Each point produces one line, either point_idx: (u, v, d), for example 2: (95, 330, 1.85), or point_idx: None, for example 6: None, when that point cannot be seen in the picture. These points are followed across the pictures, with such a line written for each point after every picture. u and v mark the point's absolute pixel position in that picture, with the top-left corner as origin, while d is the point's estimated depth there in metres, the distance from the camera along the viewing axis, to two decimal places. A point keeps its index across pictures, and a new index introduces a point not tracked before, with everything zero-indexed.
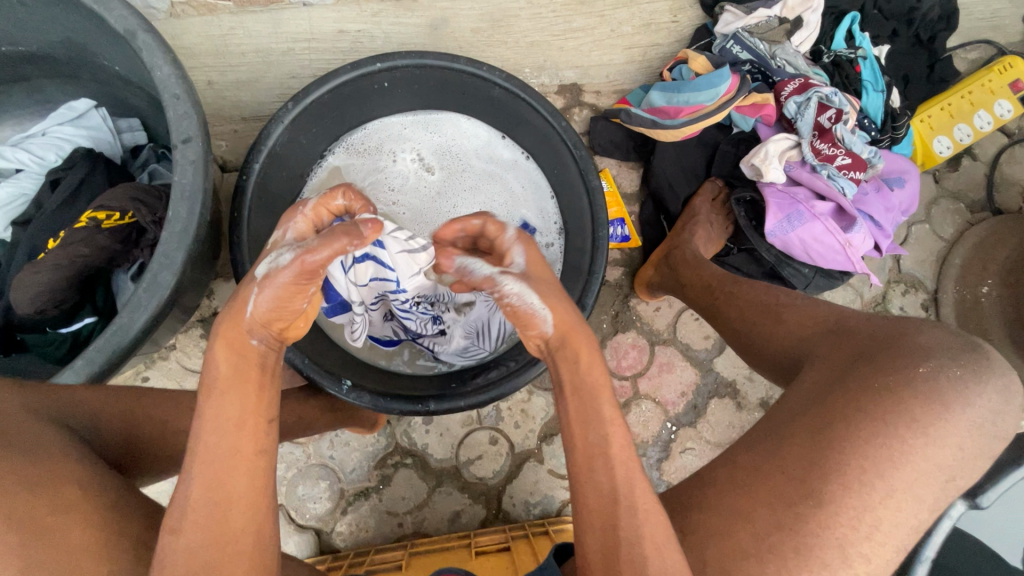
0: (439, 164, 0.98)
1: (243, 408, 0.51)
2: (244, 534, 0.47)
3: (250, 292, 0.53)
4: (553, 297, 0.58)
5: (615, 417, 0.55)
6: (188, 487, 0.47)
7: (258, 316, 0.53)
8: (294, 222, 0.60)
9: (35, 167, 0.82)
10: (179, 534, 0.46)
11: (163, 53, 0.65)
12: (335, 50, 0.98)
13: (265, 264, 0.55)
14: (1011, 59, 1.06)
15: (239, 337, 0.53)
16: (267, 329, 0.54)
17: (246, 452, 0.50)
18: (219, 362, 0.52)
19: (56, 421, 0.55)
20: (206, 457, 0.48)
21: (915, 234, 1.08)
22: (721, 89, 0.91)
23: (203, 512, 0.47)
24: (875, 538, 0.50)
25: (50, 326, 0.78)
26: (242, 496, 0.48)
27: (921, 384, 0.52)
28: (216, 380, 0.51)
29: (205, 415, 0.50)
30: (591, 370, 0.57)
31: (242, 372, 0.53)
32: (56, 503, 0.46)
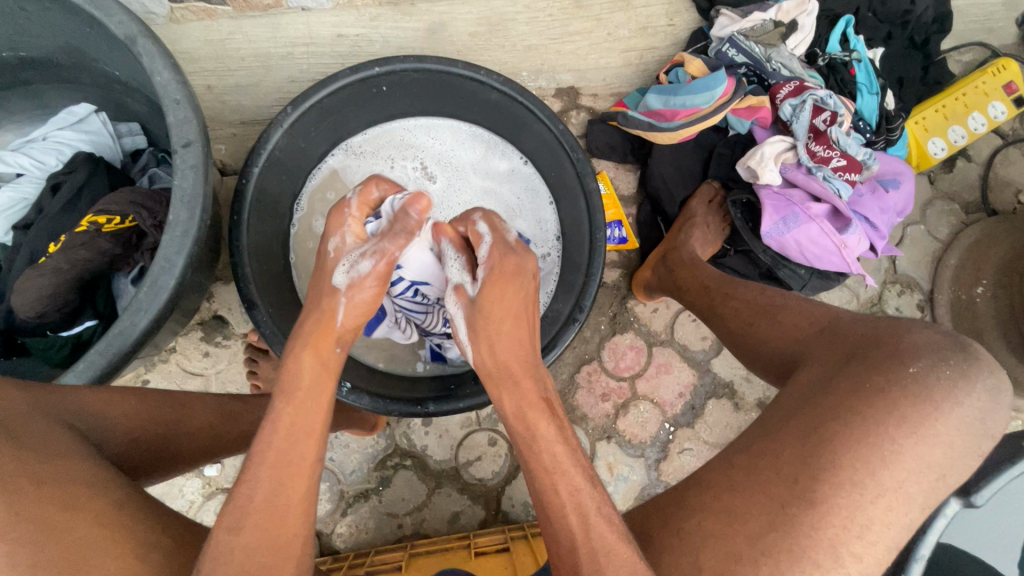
0: (438, 174, 0.98)
1: (318, 415, 0.54)
2: (297, 538, 0.49)
3: (337, 304, 0.61)
4: (489, 340, 0.60)
5: (561, 466, 0.53)
6: (252, 488, 0.49)
7: (345, 323, 0.62)
8: (347, 224, 0.64)
9: (37, 172, 0.82)
10: (237, 534, 0.47)
11: (163, 59, 0.65)
12: (334, 54, 0.99)
13: (342, 273, 0.62)
14: (1005, 61, 1.07)
15: (326, 348, 0.59)
16: (350, 337, 0.62)
17: (307, 460, 0.51)
18: (303, 369, 0.57)
19: (62, 421, 0.55)
20: (277, 459, 0.50)
21: (910, 235, 1.09)
22: (717, 92, 0.92)
23: (261, 513, 0.48)
24: (867, 537, 0.51)
25: (51, 329, 0.78)
26: (300, 501, 0.50)
27: (911, 384, 0.53)
28: (298, 386, 0.55)
29: (282, 418, 0.52)
30: (538, 419, 0.56)
31: (319, 379, 0.57)
32: (62, 503, 0.46)
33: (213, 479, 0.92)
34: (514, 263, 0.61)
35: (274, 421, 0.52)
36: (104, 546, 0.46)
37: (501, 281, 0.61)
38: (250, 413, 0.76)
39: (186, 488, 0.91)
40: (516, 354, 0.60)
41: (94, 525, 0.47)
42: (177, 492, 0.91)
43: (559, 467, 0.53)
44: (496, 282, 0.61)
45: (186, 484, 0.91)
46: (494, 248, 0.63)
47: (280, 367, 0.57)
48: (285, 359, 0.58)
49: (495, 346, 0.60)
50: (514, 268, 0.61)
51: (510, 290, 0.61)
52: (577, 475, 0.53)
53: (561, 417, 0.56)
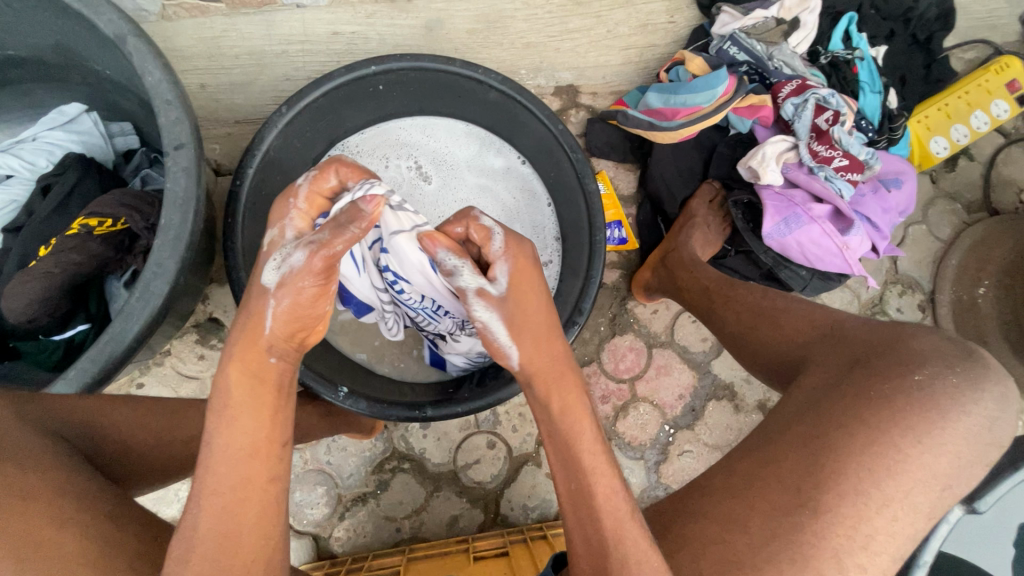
0: (432, 174, 0.96)
1: (257, 433, 0.50)
2: (256, 565, 0.48)
3: (266, 305, 0.53)
4: (529, 337, 0.57)
5: (599, 468, 0.53)
6: (196, 516, 0.47)
7: (277, 331, 0.53)
8: (290, 214, 0.57)
9: (27, 173, 0.81)
10: (185, 565, 0.46)
11: (155, 59, 0.64)
12: (329, 51, 0.97)
13: (271, 270, 0.54)
14: (1008, 59, 1.06)
15: (257, 359, 0.53)
16: (289, 345, 0.55)
17: (257, 480, 0.49)
18: (231, 384, 0.52)
19: (50, 431, 0.54)
20: (215, 486, 0.48)
21: (911, 235, 1.08)
22: (718, 91, 0.91)
23: (211, 544, 0.46)
24: (872, 547, 0.50)
25: (42, 333, 0.77)
26: (253, 527, 0.48)
27: (917, 392, 0.52)
28: (228, 403, 0.51)
29: (215, 440, 0.50)
30: (580, 420, 0.56)
31: (257, 395, 0.52)
32: (50, 517, 0.45)
33: None
34: (530, 251, 0.61)
35: (207, 444, 0.50)
36: (94, 561, 0.45)
37: (523, 272, 0.59)
38: None
39: (181, 493, 0.90)
40: (553, 349, 0.58)
41: (83, 540, 0.45)
42: (172, 497, 0.90)
43: (601, 473, 0.53)
44: (517, 273, 0.59)
45: (182, 488, 0.90)
46: (507, 239, 0.59)
47: (213, 379, 0.53)
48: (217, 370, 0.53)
49: (537, 342, 0.58)
50: (532, 256, 0.61)
51: (527, 274, 0.59)
52: (615, 494, 0.53)
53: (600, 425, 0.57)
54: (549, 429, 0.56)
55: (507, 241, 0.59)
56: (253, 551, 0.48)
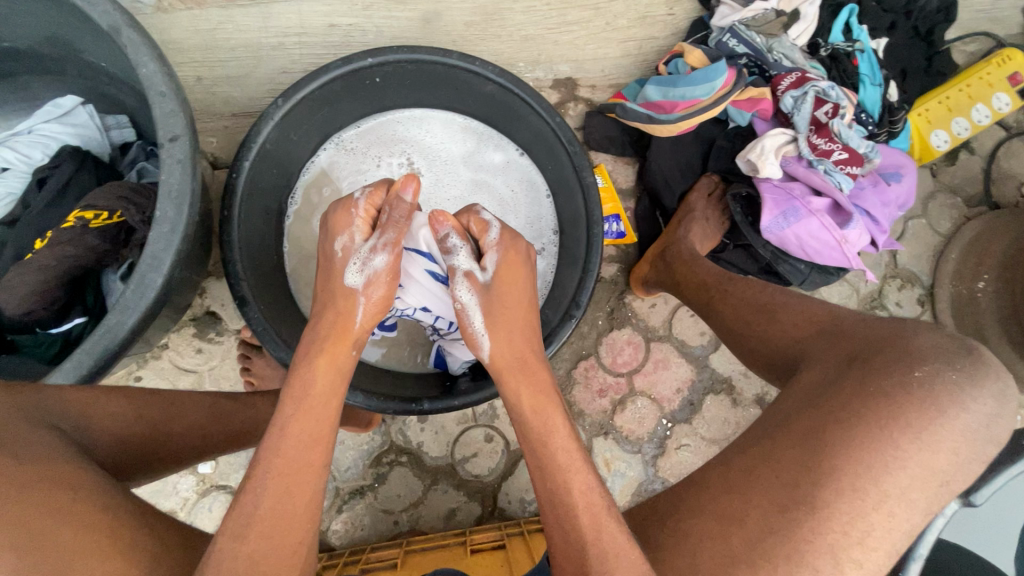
0: (422, 170, 0.97)
1: (325, 425, 0.54)
2: (302, 546, 0.49)
3: (355, 306, 0.64)
4: (511, 329, 0.64)
5: (574, 464, 0.54)
6: (258, 496, 0.48)
7: (361, 327, 0.64)
8: (355, 223, 0.66)
9: (22, 166, 0.80)
10: (243, 541, 0.46)
11: (148, 50, 0.64)
12: (326, 44, 0.97)
13: (354, 272, 0.65)
14: (1011, 51, 1.05)
15: (340, 353, 0.61)
16: (359, 344, 0.65)
17: (316, 468, 0.52)
18: (315, 373, 0.57)
19: (47, 423, 0.54)
20: (281, 469, 0.50)
21: (911, 229, 1.08)
22: (717, 83, 0.91)
23: (267, 523, 0.47)
24: (867, 542, 0.50)
25: (39, 326, 0.77)
26: (304, 512, 0.50)
27: (917, 388, 0.52)
28: (313, 390, 0.56)
29: (289, 425, 0.53)
30: (546, 406, 0.59)
31: (333, 387, 0.57)
32: (44, 509, 0.45)
33: (206, 479, 0.91)
34: (523, 246, 0.67)
35: (282, 428, 0.52)
36: (90, 551, 0.45)
37: (511, 268, 0.66)
38: (241, 413, 0.74)
39: (180, 485, 0.90)
40: (528, 341, 0.64)
41: (80, 529, 0.46)
42: (170, 490, 0.91)
43: (574, 465, 0.54)
44: (505, 265, 0.66)
45: (180, 481, 0.90)
46: (504, 233, 0.66)
47: (296, 374, 0.58)
48: (300, 362, 0.59)
49: (512, 335, 0.64)
50: (522, 250, 0.68)
51: (514, 265, 0.66)
52: (589, 473, 0.54)
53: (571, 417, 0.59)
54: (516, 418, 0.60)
55: (501, 234, 0.66)
56: (298, 538, 0.49)
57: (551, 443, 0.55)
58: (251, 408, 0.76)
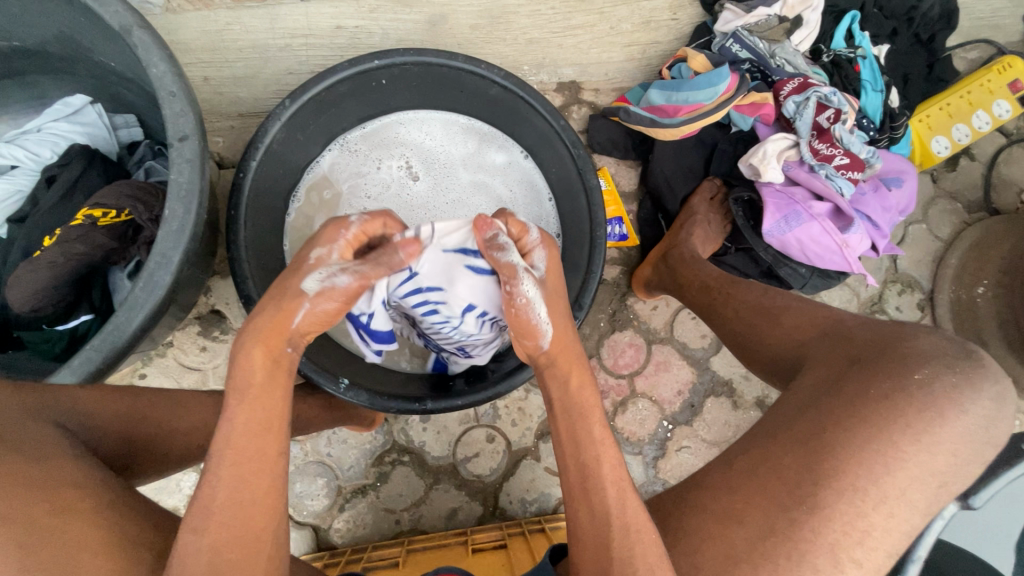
0: (422, 172, 0.97)
1: (273, 413, 0.53)
2: (265, 531, 0.49)
3: (299, 307, 0.57)
4: (559, 315, 0.62)
5: (604, 439, 0.57)
6: (213, 488, 0.49)
7: (301, 326, 0.58)
8: (339, 240, 0.59)
9: (30, 164, 0.81)
10: (202, 534, 0.47)
11: (159, 50, 0.65)
12: (333, 45, 0.97)
13: (314, 280, 0.57)
14: (1011, 58, 1.06)
15: (278, 346, 0.56)
16: (301, 338, 0.59)
17: (270, 455, 0.51)
18: (252, 366, 0.54)
19: (51, 420, 0.55)
20: (236, 458, 0.50)
21: (912, 234, 1.09)
22: (720, 88, 0.91)
23: (227, 512, 0.48)
24: (867, 542, 0.50)
25: (47, 323, 0.78)
26: (265, 499, 0.50)
27: (916, 390, 0.53)
28: (251, 383, 0.53)
29: (232, 417, 0.51)
30: (581, 389, 0.60)
31: (274, 376, 0.55)
32: (52, 505, 0.46)
33: None
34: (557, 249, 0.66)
35: (228, 426, 0.51)
36: (96, 546, 0.45)
37: (555, 259, 0.65)
38: None
39: (183, 483, 0.91)
40: (564, 334, 0.62)
41: (87, 525, 0.46)
42: (174, 488, 0.91)
43: (604, 440, 0.57)
44: (551, 264, 0.64)
45: (183, 479, 0.91)
46: (544, 237, 0.64)
47: (228, 366, 0.54)
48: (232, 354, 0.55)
49: (560, 325, 0.62)
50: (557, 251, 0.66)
51: (557, 266, 0.65)
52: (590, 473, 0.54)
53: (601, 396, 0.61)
54: (552, 403, 0.61)
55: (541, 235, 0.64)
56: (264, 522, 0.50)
57: (589, 419, 0.58)
58: None
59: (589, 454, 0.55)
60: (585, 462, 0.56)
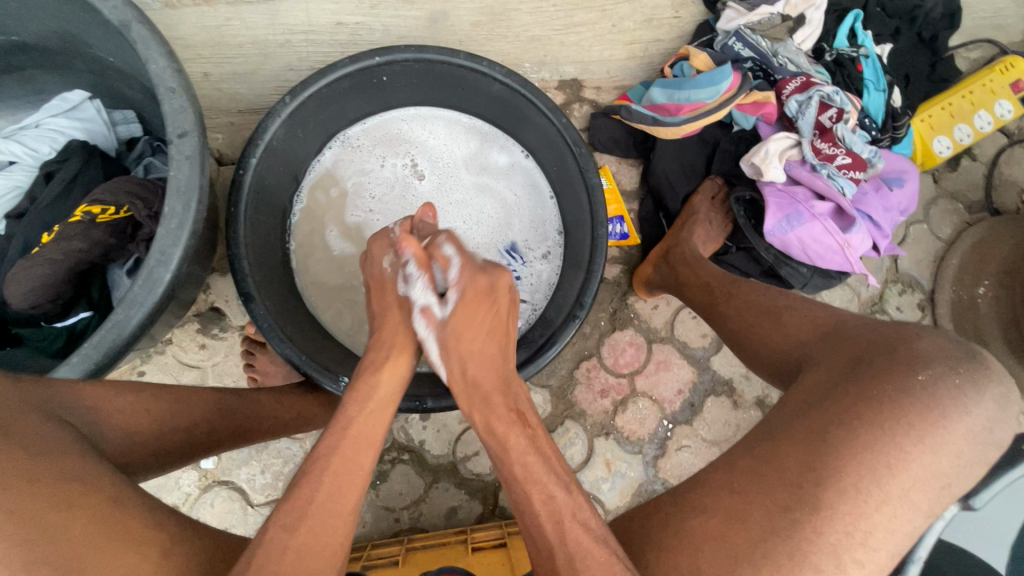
0: (427, 172, 0.97)
1: (375, 432, 0.58)
2: (339, 550, 0.50)
3: (416, 318, 0.67)
4: (460, 355, 0.65)
5: (535, 477, 0.57)
6: (314, 489, 0.51)
7: (413, 332, 0.67)
8: (393, 246, 0.70)
9: (29, 159, 0.80)
10: (292, 534, 0.48)
11: (159, 46, 0.64)
12: (333, 42, 0.97)
13: (401, 288, 0.68)
14: (1012, 58, 1.06)
15: (400, 365, 0.64)
16: (415, 351, 0.68)
17: (363, 473, 0.55)
18: (378, 383, 0.62)
19: (54, 415, 0.54)
20: (339, 466, 0.53)
21: (913, 234, 1.08)
22: (722, 87, 0.91)
23: (318, 518, 0.50)
24: (870, 543, 0.50)
25: (45, 320, 0.77)
26: (348, 513, 0.52)
27: (919, 391, 0.53)
28: (371, 398, 0.60)
29: (351, 425, 0.57)
30: (510, 431, 0.60)
31: (385, 400, 0.61)
32: (51, 503, 0.45)
33: (208, 475, 0.91)
34: (485, 285, 0.66)
35: (343, 427, 0.56)
36: (97, 543, 0.45)
37: (472, 304, 0.66)
38: (246, 410, 0.74)
39: (182, 481, 0.91)
40: (487, 373, 0.64)
41: (88, 522, 0.46)
42: (173, 485, 0.91)
43: (533, 477, 0.57)
44: (466, 297, 0.66)
45: (183, 476, 0.91)
46: (464, 269, 0.67)
47: (357, 378, 0.63)
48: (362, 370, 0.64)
49: (468, 366, 0.65)
50: (485, 288, 0.66)
51: (475, 300, 0.66)
52: None
53: (532, 427, 0.61)
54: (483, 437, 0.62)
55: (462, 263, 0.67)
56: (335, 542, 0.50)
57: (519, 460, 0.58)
58: (253, 404, 0.75)
59: None
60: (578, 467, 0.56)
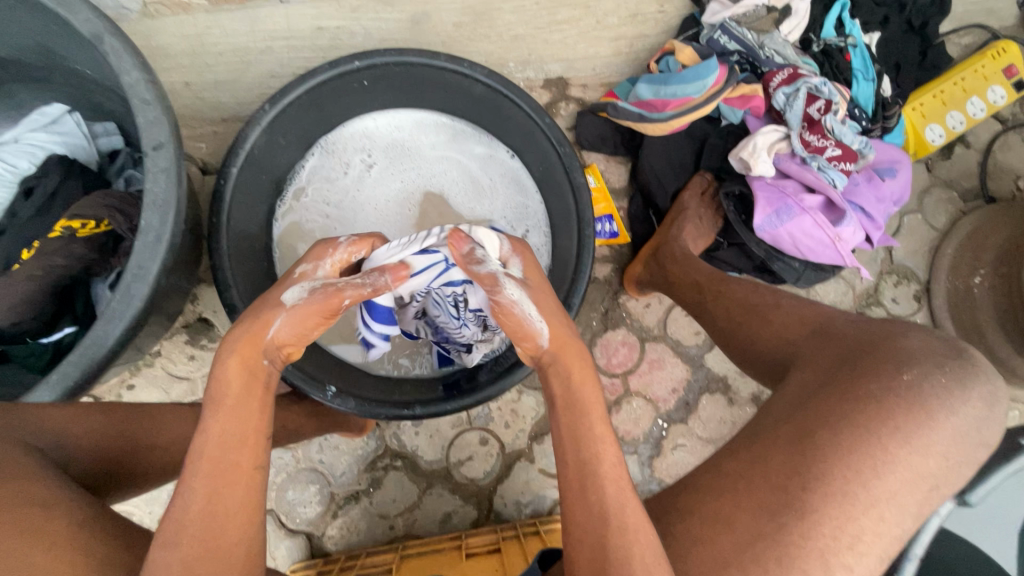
0: (383, 169, 0.96)
1: (250, 425, 0.53)
2: (238, 546, 0.48)
3: (276, 317, 0.57)
4: (550, 312, 0.59)
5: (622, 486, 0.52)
6: (187, 499, 0.48)
7: (279, 338, 0.58)
8: (325, 259, 0.62)
9: (6, 175, 0.78)
10: (174, 548, 0.45)
11: (132, 58, 0.63)
12: (314, 47, 0.96)
13: (294, 293, 0.59)
14: (1006, 43, 1.05)
15: (254, 357, 0.56)
16: (280, 351, 0.59)
17: (246, 465, 0.50)
18: (229, 377, 0.54)
19: (25, 443, 0.53)
20: (210, 469, 0.49)
21: (907, 224, 1.07)
22: (708, 82, 0.90)
23: (199, 526, 0.46)
24: (857, 547, 0.49)
25: (30, 337, 0.76)
26: (243, 509, 0.49)
27: (904, 391, 0.52)
28: (228, 394, 0.53)
29: (211, 428, 0.51)
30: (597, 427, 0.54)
31: (250, 388, 0.55)
32: (22, 528, 0.44)
33: None
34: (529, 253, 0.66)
35: (205, 431, 0.51)
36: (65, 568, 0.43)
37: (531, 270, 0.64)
38: None
39: (174, 493, 0.90)
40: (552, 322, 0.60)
41: (54, 551, 0.44)
42: (165, 498, 0.91)
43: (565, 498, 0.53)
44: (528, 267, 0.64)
45: (174, 489, 0.90)
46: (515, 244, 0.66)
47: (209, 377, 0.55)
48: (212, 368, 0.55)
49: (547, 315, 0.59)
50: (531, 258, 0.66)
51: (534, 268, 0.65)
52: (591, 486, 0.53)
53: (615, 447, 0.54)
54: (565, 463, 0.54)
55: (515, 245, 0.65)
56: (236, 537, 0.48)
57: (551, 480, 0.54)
58: None
59: (595, 442, 0.53)
60: (584, 459, 0.53)
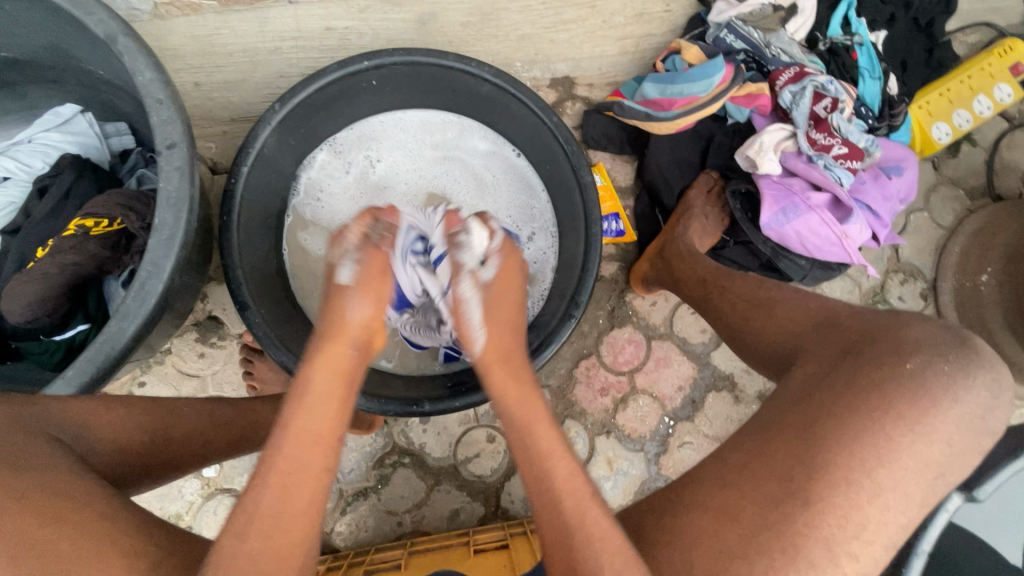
0: (385, 168, 0.96)
1: (326, 423, 0.54)
2: (297, 549, 0.48)
3: (347, 305, 0.62)
4: (495, 324, 0.65)
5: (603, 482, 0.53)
6: (260, 493, 0.49)
7: (357, 323, 0.62)
8: (347, 235, 0.66)
9: (23, 174, 0.81)
10: (245, 539, 0.47)
11: (145, 58, 0.64)
12: (322, 47, 0.97)
13: (347, 273, 0.64)
14: (1012, 41, 1.05)
15: (340, 351, 0.59)
16: (365, 341, 0.62)
17: (316, 467, 0.52)
18: (314, 372, 0.57)
19: (48, 434, 0.54)
20: (284, 464, 0.50)
21: (913, 223, 1.07)
22: (715, 80, 0.90)
23: (265, 522, 0.47)
24: (862, 536, 0.50)
25: (43, 334, 0.78)
26: (308, 511, 0.49)
27: (910, 380, 0.52)
28: (309, 392, 0.55)
29: (292, 421, 0.53)
30: (546, 436, 0.57)
31: (331, 385, 0.57)
32: (44, 517, 0.45)
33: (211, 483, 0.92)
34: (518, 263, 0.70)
35: (285, 425, 0.53)
36: (86, 555, 0.44)
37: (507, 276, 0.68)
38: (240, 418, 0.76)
39: (184, 489, 0.91)
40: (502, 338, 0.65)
41: (76, 539, 0.45)
42: (176, 494, 0.92)
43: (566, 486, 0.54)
44: (503, 272, 0.68)
45: (185, 485, 0.91)
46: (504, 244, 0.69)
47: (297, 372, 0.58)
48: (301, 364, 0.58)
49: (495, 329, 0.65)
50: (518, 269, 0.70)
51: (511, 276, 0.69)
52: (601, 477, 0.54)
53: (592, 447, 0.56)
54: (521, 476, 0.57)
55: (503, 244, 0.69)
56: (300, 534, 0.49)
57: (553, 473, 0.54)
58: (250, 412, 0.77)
59: None
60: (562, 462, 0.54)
